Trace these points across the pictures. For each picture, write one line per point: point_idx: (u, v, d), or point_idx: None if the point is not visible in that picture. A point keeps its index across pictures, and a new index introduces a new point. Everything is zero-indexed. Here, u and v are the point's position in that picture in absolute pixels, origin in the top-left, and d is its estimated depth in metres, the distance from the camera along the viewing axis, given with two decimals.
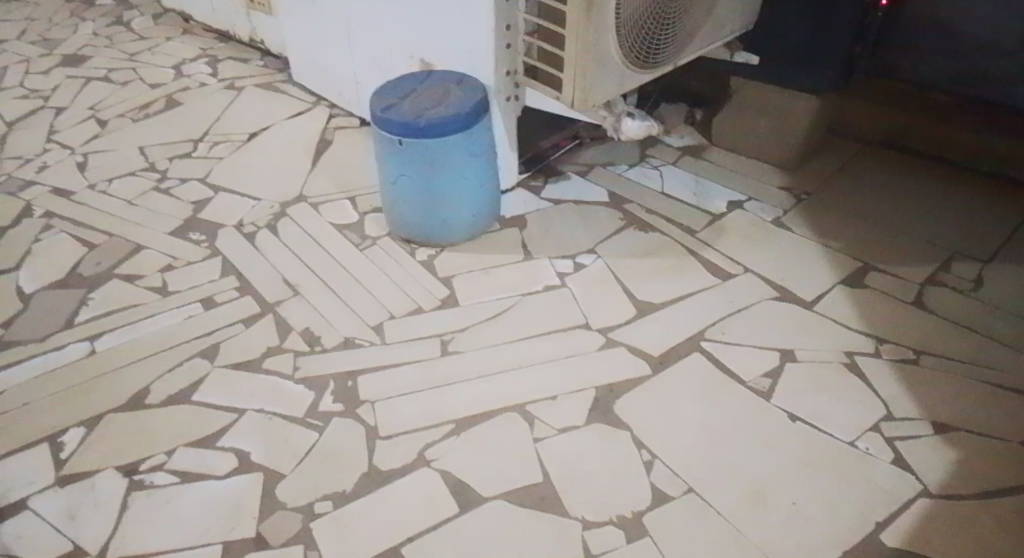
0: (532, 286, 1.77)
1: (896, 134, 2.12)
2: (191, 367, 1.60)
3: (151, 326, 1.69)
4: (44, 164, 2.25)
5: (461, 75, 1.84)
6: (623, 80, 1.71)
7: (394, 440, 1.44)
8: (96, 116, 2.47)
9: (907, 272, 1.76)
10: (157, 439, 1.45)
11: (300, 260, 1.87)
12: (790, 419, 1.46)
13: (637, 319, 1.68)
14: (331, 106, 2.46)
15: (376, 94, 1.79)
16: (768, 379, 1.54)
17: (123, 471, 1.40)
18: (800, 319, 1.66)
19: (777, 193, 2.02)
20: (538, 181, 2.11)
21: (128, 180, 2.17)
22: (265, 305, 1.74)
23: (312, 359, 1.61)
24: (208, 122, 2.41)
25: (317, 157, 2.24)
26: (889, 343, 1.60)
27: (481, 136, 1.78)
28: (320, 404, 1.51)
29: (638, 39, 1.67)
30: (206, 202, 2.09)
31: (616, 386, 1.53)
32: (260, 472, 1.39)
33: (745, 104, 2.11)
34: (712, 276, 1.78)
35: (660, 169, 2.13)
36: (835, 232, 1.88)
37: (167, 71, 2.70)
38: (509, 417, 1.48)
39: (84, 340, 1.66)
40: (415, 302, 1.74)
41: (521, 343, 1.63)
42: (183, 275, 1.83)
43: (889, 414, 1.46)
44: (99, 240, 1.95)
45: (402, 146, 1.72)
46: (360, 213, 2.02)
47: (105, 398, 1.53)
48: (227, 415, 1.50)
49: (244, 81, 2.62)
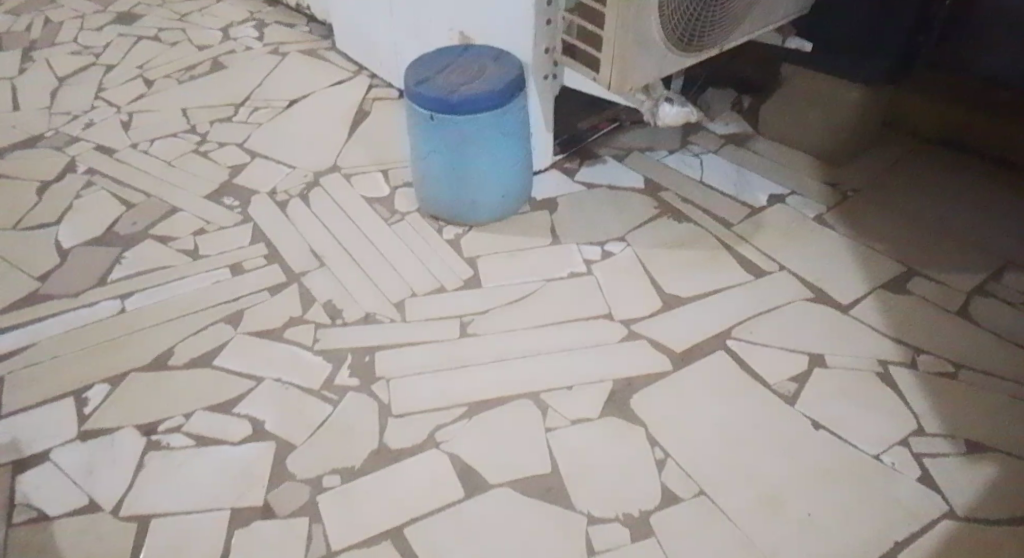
0: (558, 271, 1.75)
1: (955, 134, 2.01)
2: (215, 332, 1.62)
3: (181, 288, 1.71)
4: (90, 120, 2.29)
5: (498, 51, 1.80)
6: (664, 64, 1.66)
7: (407, 419, 1.44)
8: (143, 75, 2.50)
9: (953, 280, 1.68)
10: (177, 401, 1.48)
11: (329, 231, 1.88)
12: (813, 427, 1.41)
13: (662, 312, 1.64)
14: (372, 75, 2.45)
15: (411, 67, 1.76)
16: (794, 383, 1.49)
17: (141, 430, 1.43)
18: (833, 323, 1.60)
19: (820, 188, 1.94)
20: (573, 162, 2.07)
21: (169, 141, 2.20)
22: (291, 274, 1.76)
23: (332, 331, 1.62)
24: (251, 87, 2.42)
25: (354, 128, 2.24)
26: (926, 354, 1.53)
27: (515, 115, 1.75)
28: (337, 378, 1.52)
29: (683, 21, 1.61)
30: (242, 166, 2.10)
31: (635, 380, 1.50)
32: (273, 441, 1.41)
33: (795, 94, 2.04)
34: (744, 271, 1.73)
35: (700, 157, 2.07)
36: (880, 232, 1.81)
37: (215, 33, 2.71)
38: (523, 403, 1.46)
39: (115, 298, 1.69)
40: (438, 282, 1.73)
41: (542, 329, 1.61)
42: (215, 239, 1.85)
43: (919, 428, 1.41)
44: (137, 199, 1.98)
45: (434, 122, 1.70)
46: (391, 186, 2.01)
47: (130, 357, 1.56)
48: (245, 382, 1.51)
49: (289, 46, 2.63)
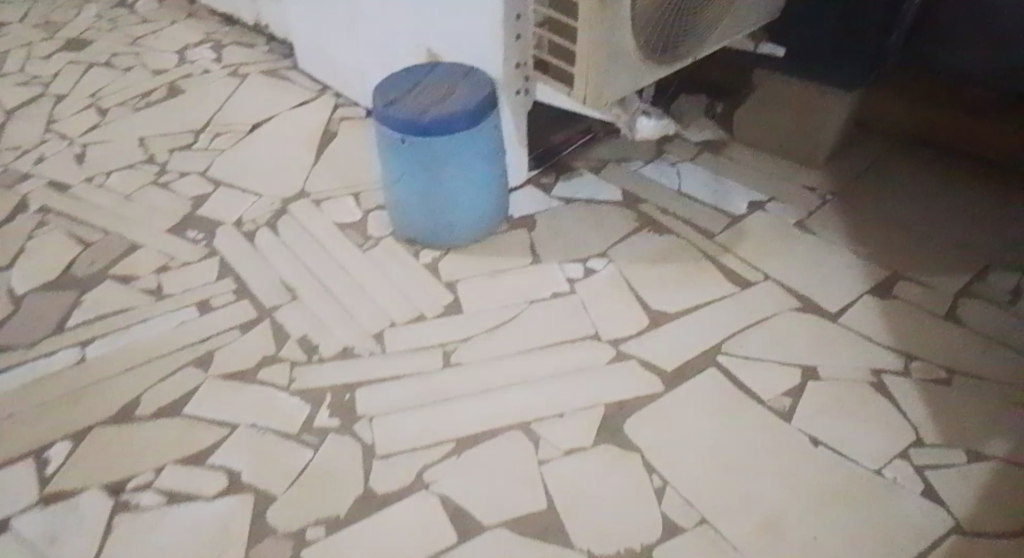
0: (540, 293, 1.69)
1: (931, 128, 1.99)
2: (183, 377, 1.53)
3: (145, 332, 1.63)
4: (42, 154, 2.18)
5: (468, 68, 1.75)
6: (638, 76, 1.61)
7: (391, 460, 1.37)
8: (96, 104, 2.40)
9: (940, 282, 1.65)
10: (146, 455, 1.39)
11: (300, 261, 1.80)
12: (813, 444, 1.36)
13: (649, 330, 1.59)
14: (337, 94, 2.38)
15: (379, 88, 1.70)
16: (789, 398, 1.44)
17: (108, 490, 1.34)
18: (824, 332, 1.56)
19: (800, 193, 1.91)
20: (548, 177, 2.01)
21: (126, 173, 2.10)
22: (262, 310, 1.68)
23: (308, 369, 1.54)
24: (211, 112, 2.34)
25: (320, 151, 2.16)
26: (918, 361, 1.50)
27: (489, 133, 1.69)
28: (315, 420, 1.44)
29: (655, 31, 1.57)
30: (205, 197, 2.02)
31: (627, 404, 1.45)
32: (250, 493, 1.33)
33: (767, 98, 1.99)
34: (730, 283, 1.69)
35: (677, 166, 2.02)
36: (863, 235, 1.78)
37: (170, 56, 2.62)
38: (512, 435, 1.40)
39: (75, 346, 1.60)
40: (416, 310, 1.67)
41: (527, 356, 1.55)
42: (179, 276, 1.77)
43: (917, 440, 1.36)
44: (94, 237, 1.89)
45: (405, 145, 1.64)
46: (363, 210, 1.95)
47: (94, 410, 1.47)
48: (219, 429, 1.43)
49: (249, 67, 2.54)
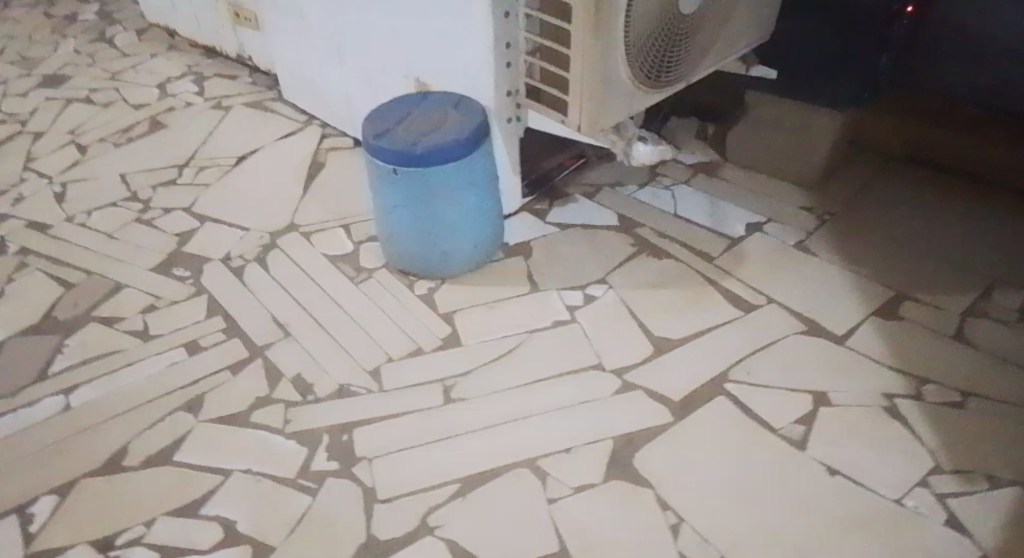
0: (540, 323, 1.65)
1: (916, 149, 2.00)
2: (173, 423, 1.47)
3: (132, 376, 1.56)
4: (20, 194, 2.12)
5: (459, 96, 1.72)
6: (633, 101, 1.59)
7: (394, 504, 1.32)
8: (76, 141, 2.34)
9: (944, 301, 1.63)
10: (136, 507, 1.33)
11: (292, 297, 1.75)
12: (829, 473, 1.33)
13: (654, 359, 1.55)
14: (323, 124, 2.34)
15: (368, 120, 1.67)
16: (801, 426, 1.41)
17: (97, 547, 1.27)
18: (831, 355, 1.53)
19: (798, 214, 1.89)
20: (543, 204, 1.98)
21: (109, 211, 2.05)
22: (254, 349, 1.62)
23: (304, 410, 1.49)
24: (194, 145, 2.29)
25: (309, 182, 2.12)
26: (930, 384, 1.47)
27: (483, 162, 1.66)
28: (313, 463, 1.39)
29: (649, 56, 1.54)
30: (191, 233, 1.96)
31: (635, 436, 1.40)
32: (248, 544, 1.27)
33: (757, 123, 1.99)
34: (734, 307, 1.65)
35: (672, 189, 2.00)
36: (863, 255, 1.76)
37: (151, 90, 2.57)
38: (519, 474, 1.35)
39: (59, 393, 1.53)
40: (414, 343, 1.62)
41: (530, 389, 1.50)
42: (166, 316, 1.71)
43: (936, 467, 1.33)
44: (76, 279, 1.82)
45: (397, 176, 1.60)
46: (354, 242, 1.90)
47: (79, 461, 1.41)
48: (212, 477, 1.37)
49: (233, 99, 2.50)
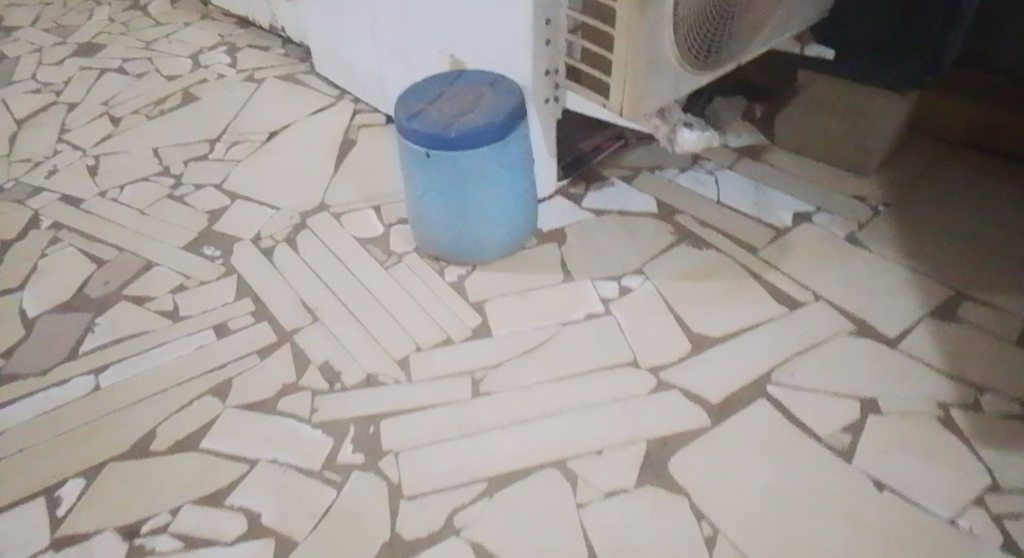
0: (574, 314, 1.60)
1: (982, 133, 1.88)
2: (201, 408, 1.46)
3: (160, 358, 1.55)
4: (54, 167, 2.11)
5: (495, 75, 1.65)
6: (679, 84, 1.51)
7: (421, 501, 1.29)
8: (109, 113, 2.32)
9: (1007, 303, 1.54)
10: (162, 494, 1.32)
11: (321, 280, 1.72)
12: (875, 487, 1.26)
13: (691, 356, 1.49)
14: (356, 99, 2.29)
15: (401, 100, 1.61)
16: (847, 434, 1.34)
17: (122, 533, 1.27)
18: (880, 359, 1.45)
19: (849, 203, 1.79)
20: (579, 187, 1.92)
21: (141, 186, 2.03)
22: (282, 333, 1.60)
23: (330, 399, 1.46)
24: (226, 119, 2.26)
25: (340, 160, 2.08)
26: (988, 393, 1.39)
27: (518, 145, 1.60)
28: (339, 455, 1.36)
29: (698, 36, 1.46)
30: (222, 210, 1.94)
31: (670, 439, 1.35)
32: (272, 537, 1.25)
33: (812, 103, 1.86)
34: (777, 303, 1.58)
35: (714, 174, 1.92)
36: (919, 250, 1.66)
37: (184, 61, 2.54)
38: (549, 474, 1.32)
39: (88, 374, 1.53)
40: (444, 332, 1.58)
41: (562, 384, 1.46)
42: (196, 296, 1.69)
43: (993, 484, 1.26)
44: (107, 255, 1.81)
45: (430, 160, 1.55)
46: (385, 224, 1.86)
47: (106, 444, 1.40)
48: (238, 466, 1.36)
49: (265, 71, 2.46)
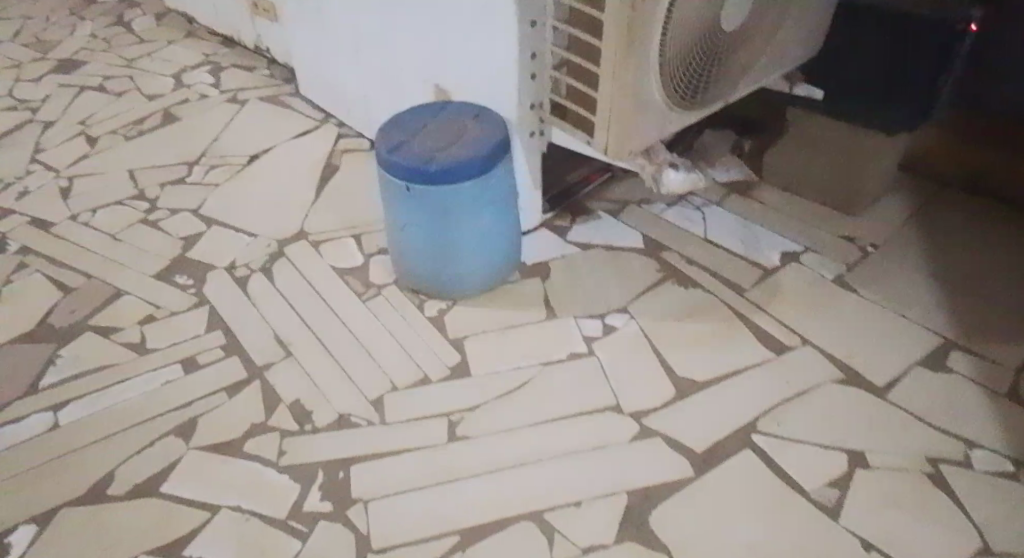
0: (557, 353, 1.55)
1: (974, 175, 1.85)
2: (163, 449, 1.40)
3: (124, 394, 1.49)
4: (26, 188, 2.06)
5: (479, 108, 1.61)
6: (666, 123, 1.47)
7: (388, 555, 1.23)
8: (86, 132, 2.27)
9: (998, 354, 1.50)
10: (116, 543, 1.26)
11: (296, 313, 1.66)
12: (862, 547, 1.21)
13: (676, 402, 1.44)
14: (340, 124, 2.25)
15: (382, 130, 1.56)
16: (834, 489, 1.29)
17: None
18: (869, 409, 1.41)
19: (838, 243, 1.76)
20: (564, 220, 1.87)
21: (114, 210, 1.97)
22: (253, 370, 1.54)
23: (300, 442, 1.40)
24: (206, 141, 2.21)
25: (322, 186, 2.03)
26: (980, 449, 1.34)
27: (502, 179, 1.56)
28: (306, 503, 1.30)
29: (686, 75, 1.42)
30: (197, 237, 1.88)
31: (652, 491, 1.30)
32: None
33: (803, 140, 1.82)
34: (765, 347, 1.54)
35: (703, 209, 1.88)
36: (909, 295, 1.62)
37: (166, 80, 2.49)
38: (525, 528, 1.26)
39: (47, 410, 1.46)
40: (421, 371, 1.53)
41: (541, 429, 1.40)
42: (164, 328, 1.63)
43: (984, 546, 1.21)
44: (75, 282, 1.75)
45: (410, 193, 1.50)
46: (365, 255, 1.81)
47: (61, 487, 1.34)
48: (198, 514, 1.29)
49: (249, 93, 2.41)
